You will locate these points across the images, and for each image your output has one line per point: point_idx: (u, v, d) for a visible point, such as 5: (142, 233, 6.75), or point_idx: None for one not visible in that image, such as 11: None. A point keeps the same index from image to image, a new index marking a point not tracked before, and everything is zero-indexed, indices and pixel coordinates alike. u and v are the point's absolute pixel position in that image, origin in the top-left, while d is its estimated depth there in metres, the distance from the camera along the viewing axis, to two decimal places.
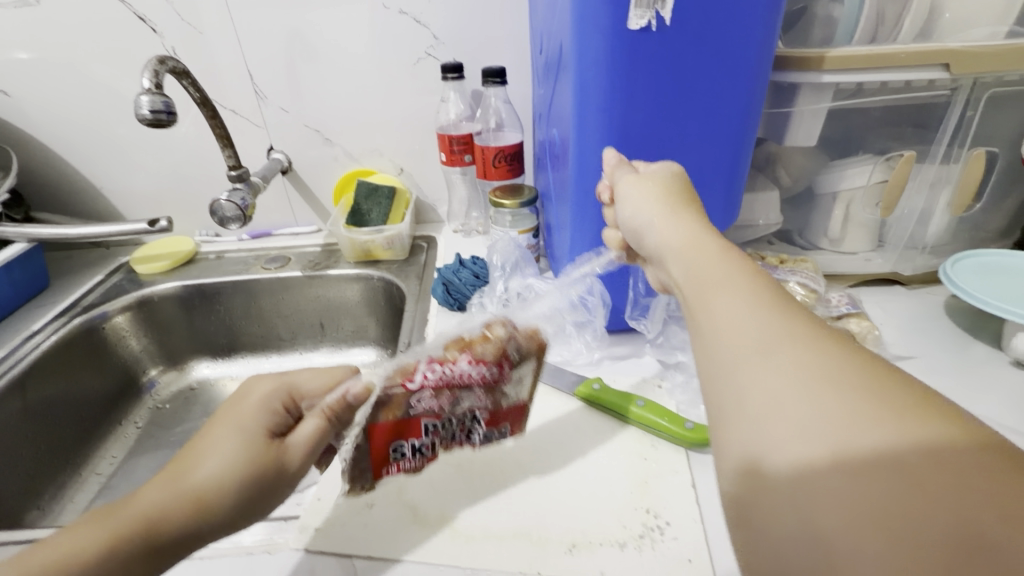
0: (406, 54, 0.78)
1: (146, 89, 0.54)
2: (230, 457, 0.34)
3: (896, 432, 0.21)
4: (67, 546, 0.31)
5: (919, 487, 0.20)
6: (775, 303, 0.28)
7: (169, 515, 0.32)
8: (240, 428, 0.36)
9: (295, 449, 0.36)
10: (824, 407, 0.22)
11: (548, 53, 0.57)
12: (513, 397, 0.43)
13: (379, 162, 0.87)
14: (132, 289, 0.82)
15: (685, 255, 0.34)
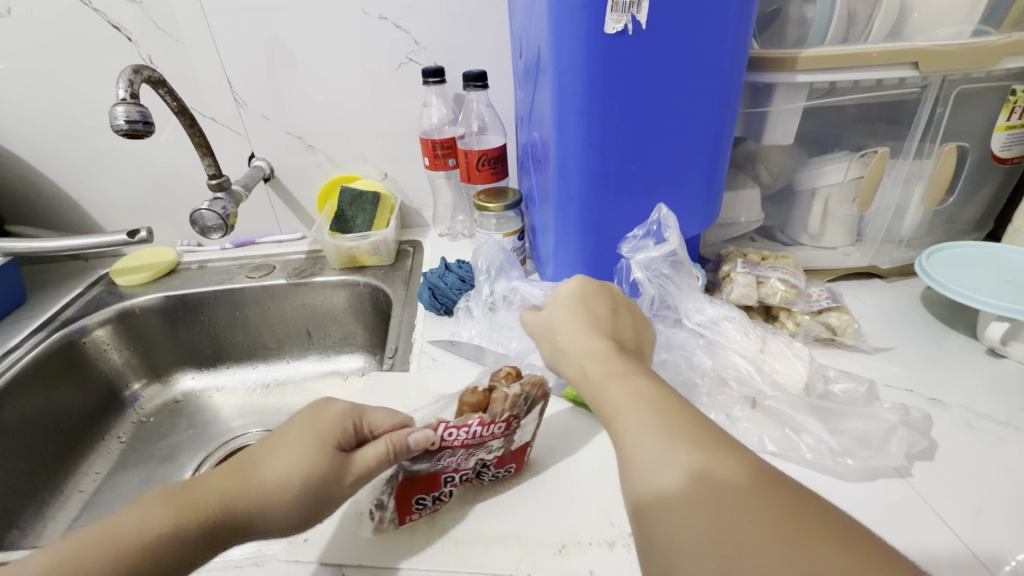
0: (386, 60, 0.78)
1: (121, 99, 0.53)
2: (302, 464, 0.36)
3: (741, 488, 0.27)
4: (140, 517, 0.33)
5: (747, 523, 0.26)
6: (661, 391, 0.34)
7: (232, 510, 0.34)
8: (316, 436, 0.37)
9: (354, 472, 0.37)
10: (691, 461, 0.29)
11: (526, 56, 0.57)
12: (523, 437, 0.42)
13: (362, 168, 0.87)
14: (112, 302, 0.80)
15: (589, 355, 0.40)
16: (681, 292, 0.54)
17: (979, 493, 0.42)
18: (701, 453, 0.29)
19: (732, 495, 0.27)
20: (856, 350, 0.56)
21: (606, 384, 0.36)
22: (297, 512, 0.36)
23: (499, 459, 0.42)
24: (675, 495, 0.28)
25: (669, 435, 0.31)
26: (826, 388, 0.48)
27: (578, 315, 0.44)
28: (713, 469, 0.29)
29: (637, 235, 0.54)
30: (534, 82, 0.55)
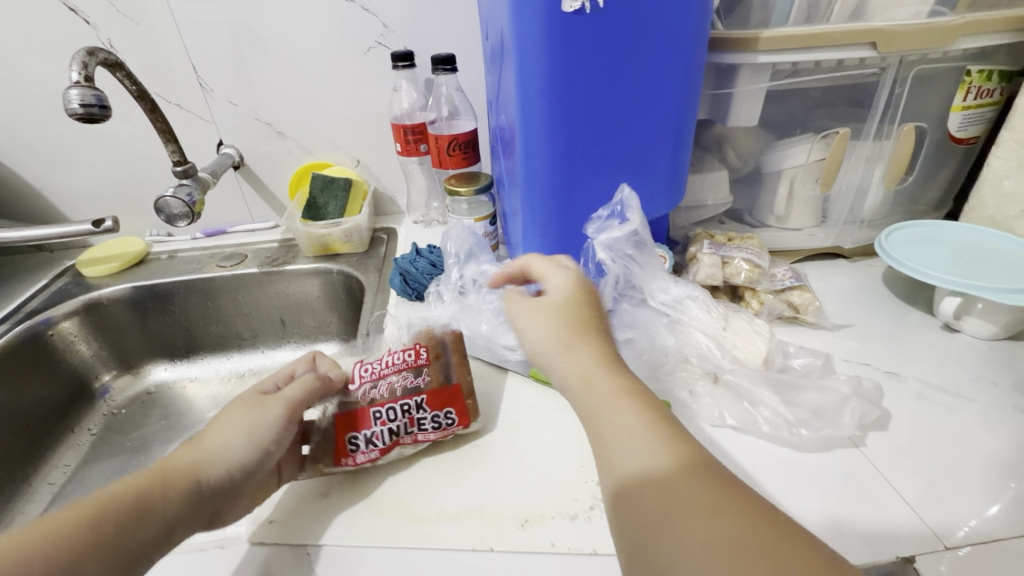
0: (354, 43, 0.77)
1: (75, 83, 0.52)
2: (241, 425, 0.41)
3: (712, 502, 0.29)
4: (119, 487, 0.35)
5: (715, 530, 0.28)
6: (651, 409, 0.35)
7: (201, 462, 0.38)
8: (240, 409, 0.42)
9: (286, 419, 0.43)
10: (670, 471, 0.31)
11: (492, 37, 0.56)
12: (446, 376, 0.46)
13: (334, 155, 0.86)
14: (78, 293, 0.79)
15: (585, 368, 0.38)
16: (645, 271, 0.55)
17: (928, 460, 0.43)
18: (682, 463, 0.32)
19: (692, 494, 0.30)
20: (817, 327, 0.57)
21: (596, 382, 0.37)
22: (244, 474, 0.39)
23: (430, 397, 0.45)
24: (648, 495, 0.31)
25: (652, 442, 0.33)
26: (786, 362, 0.49)
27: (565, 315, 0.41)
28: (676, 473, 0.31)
29: (602, 215, 0.54)
30: (499, 62, 0.54)
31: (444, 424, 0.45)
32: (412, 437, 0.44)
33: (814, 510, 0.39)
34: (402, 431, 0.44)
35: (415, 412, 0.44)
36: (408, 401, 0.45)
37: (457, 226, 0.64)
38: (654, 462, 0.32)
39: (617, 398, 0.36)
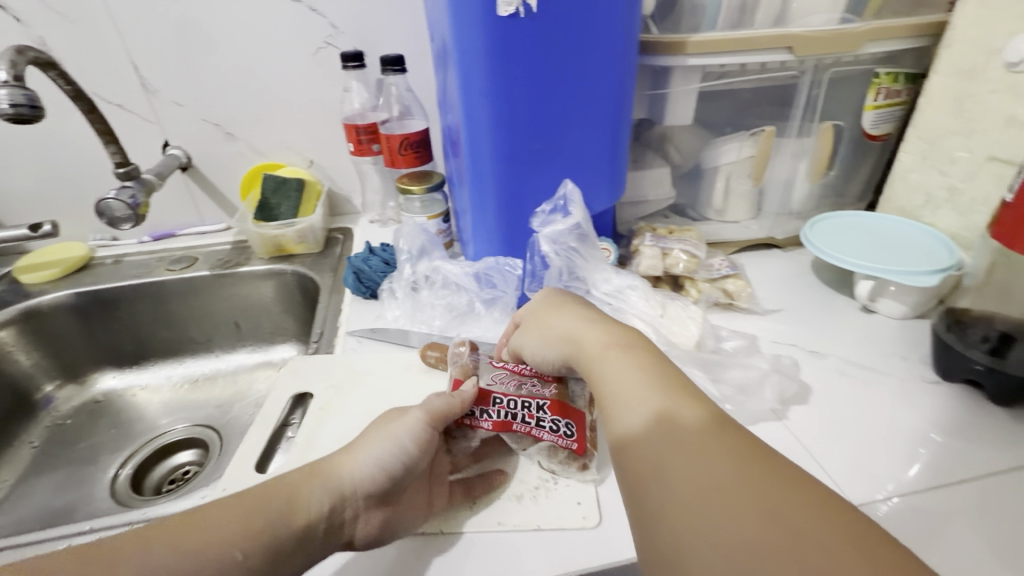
0: (303, 43, 0.77)
1: (2, 82, 0.50)
2: (380, 434, 0.40)
3: (719, 455, 0.31)
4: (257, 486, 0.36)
5: (725, 479, 0.30)
6: (661, 378, 0.37)
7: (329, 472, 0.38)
8: (381, 430, 0.41)
9: (426, 431, 0.41)
10: (676, 426, 0.33)
11: (436, 38, 0.58)
12: (575, 396, 0.47)
13: (287, 155, 0.86)
14: (16, 301, 0.76)
15: (590, 348, 0.42)
16: (588, 263, 0.58)
17: (842, 430, 0.47)
18: (689, 419, 0.34)
19: (705, 447, 0.32)
20: (751, 313, 0.61)
21: (603, 358, 0.41)
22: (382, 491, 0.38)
23: (556, 405, 0.45)
24: (657, 445, 0.33)
25: (662, 401, 0.35)
26: (718, 345, 0.53)
27: (555, 321, 0.46)
28: (681, 423, 0.34)
29: (545, 210, 0.56)
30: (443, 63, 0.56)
31: (563, 432, 0.43)
32: (527, 429, 0.44)
33: None
34: (519, 420, 0.44)
35: (535, 410, 0.45)
36: (528, 399, 0.45)
37: (408, 222, 0.64)
38: (665, 421, 0.34)
39: (617, 367, 0.39)
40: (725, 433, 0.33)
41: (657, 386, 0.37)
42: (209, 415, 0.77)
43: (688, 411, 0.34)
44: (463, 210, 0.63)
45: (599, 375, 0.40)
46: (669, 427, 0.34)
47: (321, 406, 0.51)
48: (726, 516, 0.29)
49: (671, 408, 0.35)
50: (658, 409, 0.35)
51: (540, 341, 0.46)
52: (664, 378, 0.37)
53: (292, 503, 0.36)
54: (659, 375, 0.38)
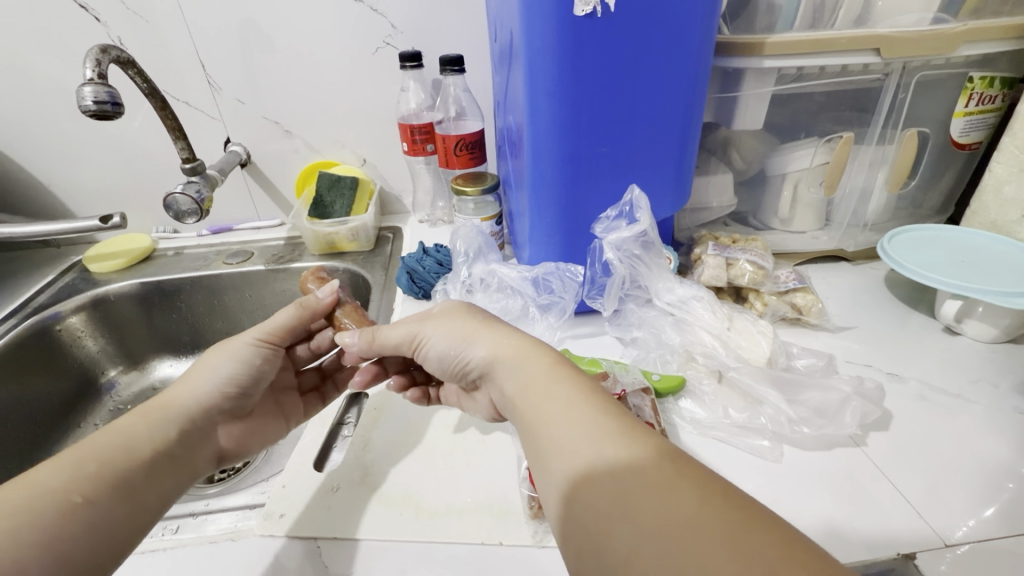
0: (363, 43, 0.77)
1: (89, 79, 0.52)
2: (210, 381, 0.48)
3: (662, 512, 0.28)
4: (111, 439, 0.40)
5: (673, 544, 0.27)
6: (597, 410, 0.34)
7: (146, 437, 0.42)
8: (222, 365, 0.49)
9: (231, 387, 0.49)
10: (613, 477, 0.31)
11: (496, 40, 0.58)
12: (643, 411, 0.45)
13: (341, 154, 0.87)
14: (86, 289, 0.79)
15: (515, 368, 0.40)
16: (652, 271, 0.56)
17: (929, 460, 0.44)
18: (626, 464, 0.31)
19: (649, 499, 0.29)
20: (820, 329, 0.58)
21: (528, 390, 0.38)
22: (236, 408, 0.50)
23: None
24: (600, 496, 0.30)
25: (597, 442, 0.33)
26: (789, 363, 0.50)
27: (479, 332, 0.44)
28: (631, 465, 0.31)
29: (611, 216, 0.55)
30: (504, 63, 0.56)
31: None
32: None
33: (812, 505, 0.40)
34: None
35: None
36: None
37: (467, 223, 0.63)
38: (605, 468, 0.31)
39: (546, 397, 0.37)
40: (664, 479, 0.30)
41: (594, 424, 0.34)
42: None
43: (625, 455, 0.31)
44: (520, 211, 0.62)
45: (528, 407, 0.37)
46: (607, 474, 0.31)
47: (377, 407, 0.53)
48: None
49: (604, 451, 0.32)
50: (594, 451, 0.32)
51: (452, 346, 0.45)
52: (602, 413, 0.34)
53: (135, 452, 0.41)
54: (595, 407, 0.35)
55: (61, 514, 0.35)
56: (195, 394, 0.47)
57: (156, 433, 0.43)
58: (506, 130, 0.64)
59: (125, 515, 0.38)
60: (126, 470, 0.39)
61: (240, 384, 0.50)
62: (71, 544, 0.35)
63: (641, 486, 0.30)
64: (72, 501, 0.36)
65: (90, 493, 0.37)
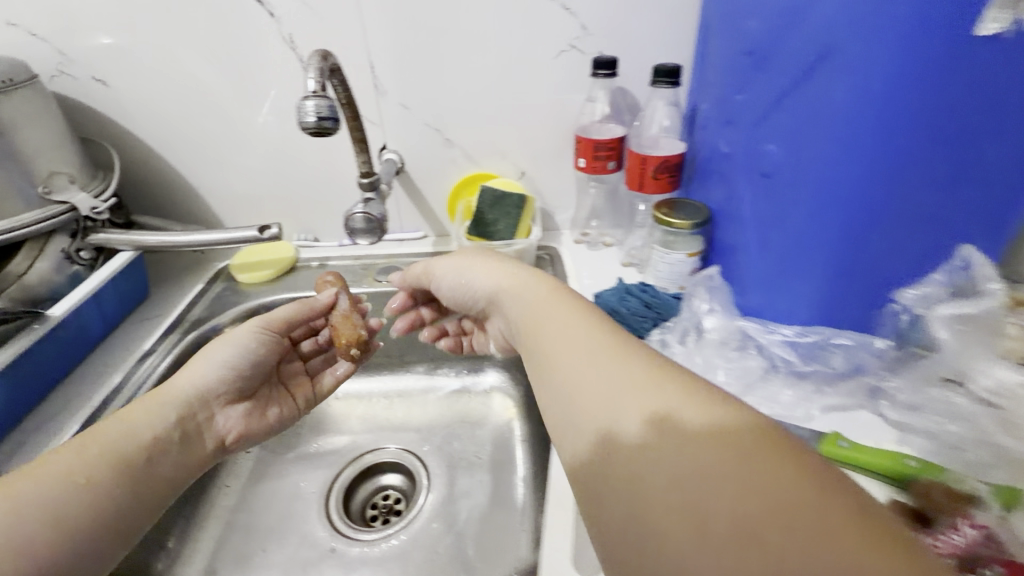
0: (547, 45, 0.69)
1: (311, 92, 0.46)
2: (206, 370, 0.56)
3: (695, 470, 0.27)
4: (127, 427, 0.48)
5: (712, 496, 0.26)
6: (613, 355, 0.35)
7: (146, 423, 0.49)
8: (217, 356, 0.57)
9: (228, 376, 0.57)
10: (641, 422, 0.30)
11: (752, 48, 0.50)
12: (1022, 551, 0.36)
13: (499, 165, 0.79)
14: (239, 301, 0.75)
15: (539, 322, 0.41)
16: (975, 351, 0.46)
17: None
18: (662, 410, 0.30)
19: (664, 452, 0.28)
20: None
21: (548, 341, 0.39)
22: (234, 393, 0.57)
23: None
24: (629, 449, 0.30)
25: (620, 391, 0.32)
26: None
27: (513, 283, 0.47)
28: (678, 414, 0.29)
29: (939, 280, 0.47)
30: (780, 72, 0.47)
31: None
32: None
33: None
34: None
35: None
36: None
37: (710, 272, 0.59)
38: (632, 425, 0.30)
39: (566, 345, 0.37)
40: (673, 421, 0.29)
41: (616, 373, 0.33)
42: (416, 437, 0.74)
43: (635, 403, 0.31)
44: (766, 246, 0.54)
45: (548, 360, 0.38)
46: (634, 423, 0.30)
47: None
48: (730, 545, 0.24)
49: (624, 398, 0.32)
50: (619, 405, 0.32)
51: (473, 276, 0.52)
52: (620, 361, 0.34)
53: (133, 435, 0.48)
54: (607, 351, 0.35)
55: (67, 492, 0.41)
56: (196, 380, 0.55)
57: (160, 418, 0.51)
58: (734, 154, 0.56)
59: (125, 497, 0.45)
60: (121, 451, 0.46)
61: (236, 376, 0.57)
62: (89, 533, 0.42)
63: (679, 443, 0.28)
64: (79, 483, 0.42)
65: (97, 474, 0.44)
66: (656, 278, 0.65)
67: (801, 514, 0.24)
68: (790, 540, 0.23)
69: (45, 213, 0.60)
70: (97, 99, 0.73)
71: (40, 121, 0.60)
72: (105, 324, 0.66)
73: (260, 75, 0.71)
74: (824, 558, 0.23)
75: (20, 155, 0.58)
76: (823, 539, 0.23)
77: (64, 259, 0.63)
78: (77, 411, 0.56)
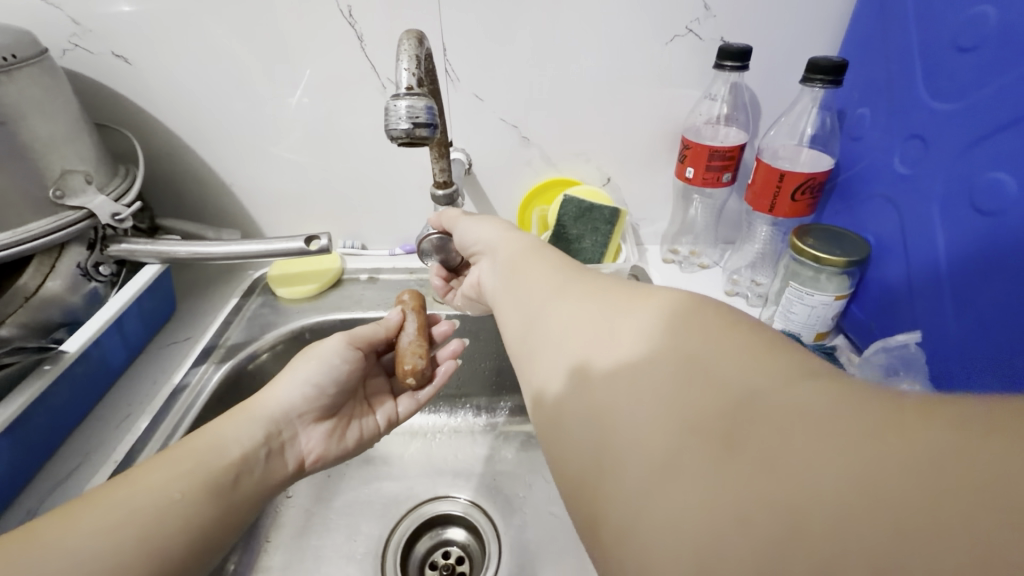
0: (660, 27, 0.56)
1: (404, 89, 0.35)
2: (289, 384, 0.48)
3: (632, 402, 0.24)
4: (218, 435, 0.42)
5: (659, 414, 0.23)
6: (566, 297, 0.33)
7: (238, 438, 0.43)
8: (303, 368, 0.49)
9: (314, 391, 0.49)
10: (583, 354, 0.28)
11: (978, 42, 0.42)
12: None
13: (583, 170, 0.67)
14: (280, 321, 0.64)
15: (517, 282, 0.40)
16: None
17: None
18: (596, 348, 0.28)
19: (612, 381, 0.26)
20: None
21: (521, 299, 0.38)
22: (321, 411, 0.50)
23: None
24: (570, 395, 0.28)
25: (560, 338, 0.31)
26: None
27: (507, 233, 0.46)
28: (590, 361, 0.28)
29: None
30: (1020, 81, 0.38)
31: None
32: None
33: None
34: None
35: None
36: None
37: (906, 341, 0.46)
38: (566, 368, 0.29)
39: (533, 295, 0.36)
40: (586, 367, 0.28)
41: (567, 314, 0.32)
42: (480, 488, 0.64)
43: (571, 351, 0.29)
44: (942, 296, 0.45)
45: (518, 326, 0.36)
46: (562, 374, 0.29)
47: None
48: (693, 470, 0.20)
49: (569, 342, 0.30)
50: (564, 352, 0.30)
51: (475, 227, 0.49)
52: (582, 300, 0.32)
53: (222, 447, 0.42)
54: (560, 296, 0.34)
55: (160, 511, 0.35)
56: (278, 398, 0.47)
57: (249, 437, 0.44)
58: (918, 177, 0.47)
59: (219, 515, 0.38)
60: (210, 465, 0.40)
61: (324, 391, 0.49)
62: (180, 556, 0.35)
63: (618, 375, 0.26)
64: (175, 499, 0.36)
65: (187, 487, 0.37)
66: (786, 321, 0.54)
67: (793, 402, 0.20)
68: (749, 429, 0.20)
69: (57, 221, 0.49)
70: (118, 80, 0.61)
71: (51, 108, 0.49)
72: (127, 352, 0.56)
73: (308, 54, 0.60)
74: (812, 439, 0.18)
75: (28, 151, 0.47)
76: (811, 421, 0.19)
77: (80, 276, 0.53)
78: (98, 467, 0.47)
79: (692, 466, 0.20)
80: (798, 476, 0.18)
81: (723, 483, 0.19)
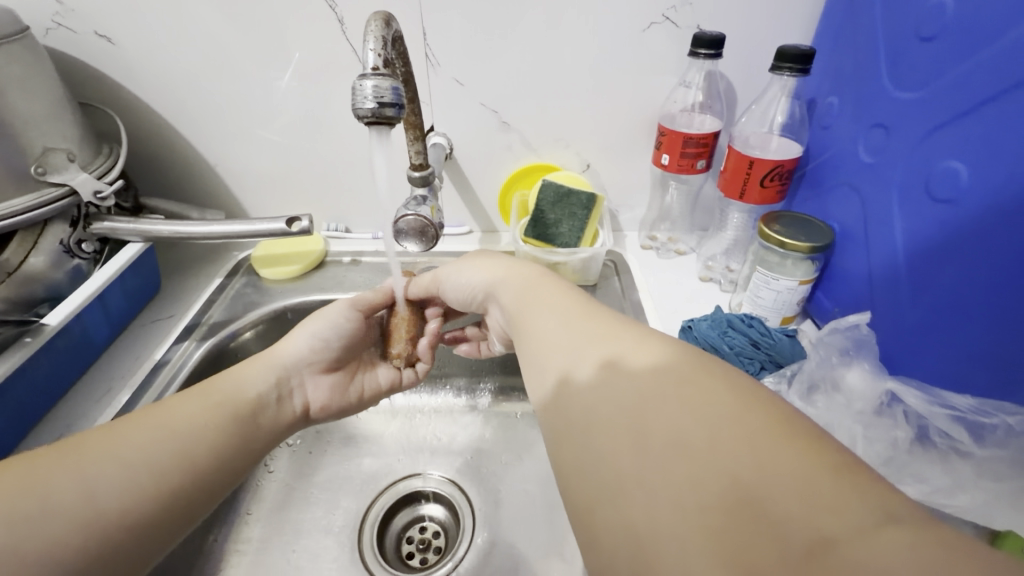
0: (637, 14, 0.57)
1: (370, 69, 0.36)
2: (303, 336, 0.50)
3: (654, 437, 0.26)
4: (235, 380, 0.45)
5: (680, 452, 0.25)
6: (588, 320, 0.36)
7: (249, 381, 0.45)
8: (314, 325, 0.50)
9: (320, 346, 0.50)
10: (611, 378, 0.31)
11: (938, 31, 0.42)
12: None
13: (562, 156, 0.68)
14: (263, 301, 0.66)
15: (527, 293, 0.43)
16: None
17: None
18: (626, 374, 0.30)
19: (638, 408, 0.28)
20: None
21: (535, 308, 0.40)
22: (327, 366, 0.51)
23: None
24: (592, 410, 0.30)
25: (586, 345, 0.34)
26: None
27: (492, 266, 0.49)
28: (621, 369, 0.31)
29: None
30: (976, 70, 0.39)
31: None
32: None
33: None
34: None
35: None
36: None
37: (858, 322, 0.48)
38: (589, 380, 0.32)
39: (547, 311, 0.39)
40: (616, 377, 0.30)
41: (591, 336, 0.34)
42: (458, 465, 0.66)
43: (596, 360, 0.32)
44: (899, 279, 0.46)
45: (530, 328, 0.39)
46: (588, 371, 0.32)
47: None
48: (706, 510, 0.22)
49: (593, 352, 0.33)
50: (586, 362, 0.33)
51: (462, 272, 0.51)
52: (604, 329, 0.35)
53: (241, 389, 0.44)
54: (583, 317, 0.37)
55: (184, 448, 0.38)
56: (289, 348, 0.49)
57: (258, 385, 0.46)
58: (881, 164, 0.48)
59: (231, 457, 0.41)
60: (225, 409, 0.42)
61: (330, 347, 0.51)
62: (190, 489, 0.38)
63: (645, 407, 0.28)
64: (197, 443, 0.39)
65: (208, 423, 0.40)
66: (754, 305, 0.55)
67: (807, 468, 0.22)
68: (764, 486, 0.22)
69: (38, 199, 0.50)
70: (101, 59, 0.62)
71: (31, 85, 0.50)
72: (111, 328, 0.57)
73: (291, 36, 0.60)
74: (815, 513, 0.21)
75: (8, 127, 0.48)
76: (821, 492, 0.21)
77: (63, 253, 0.54)
78: None
79: (705, 512, 0.22)
80: (800, 533, 0.20)
81: (733, 533, 0.21)
